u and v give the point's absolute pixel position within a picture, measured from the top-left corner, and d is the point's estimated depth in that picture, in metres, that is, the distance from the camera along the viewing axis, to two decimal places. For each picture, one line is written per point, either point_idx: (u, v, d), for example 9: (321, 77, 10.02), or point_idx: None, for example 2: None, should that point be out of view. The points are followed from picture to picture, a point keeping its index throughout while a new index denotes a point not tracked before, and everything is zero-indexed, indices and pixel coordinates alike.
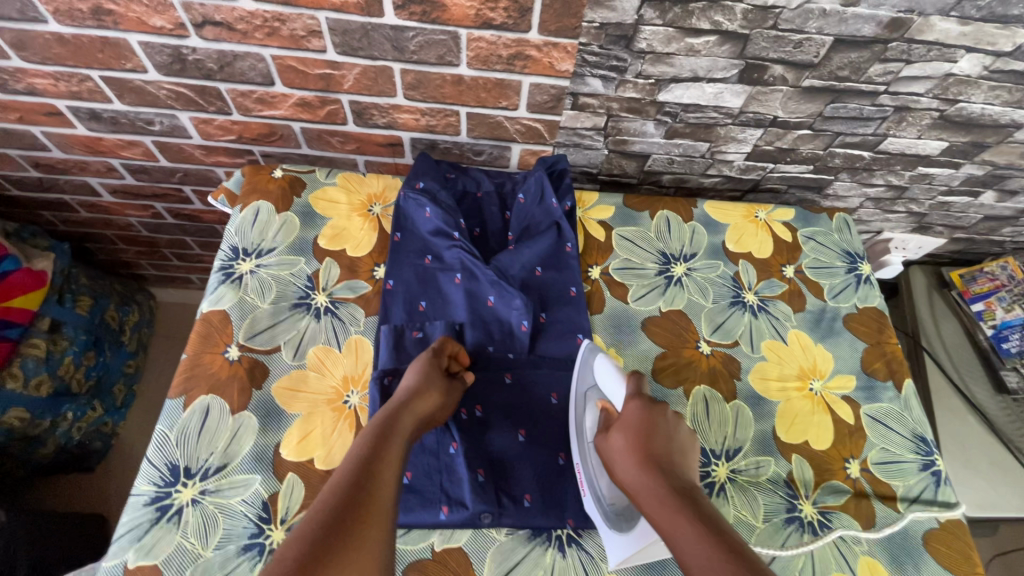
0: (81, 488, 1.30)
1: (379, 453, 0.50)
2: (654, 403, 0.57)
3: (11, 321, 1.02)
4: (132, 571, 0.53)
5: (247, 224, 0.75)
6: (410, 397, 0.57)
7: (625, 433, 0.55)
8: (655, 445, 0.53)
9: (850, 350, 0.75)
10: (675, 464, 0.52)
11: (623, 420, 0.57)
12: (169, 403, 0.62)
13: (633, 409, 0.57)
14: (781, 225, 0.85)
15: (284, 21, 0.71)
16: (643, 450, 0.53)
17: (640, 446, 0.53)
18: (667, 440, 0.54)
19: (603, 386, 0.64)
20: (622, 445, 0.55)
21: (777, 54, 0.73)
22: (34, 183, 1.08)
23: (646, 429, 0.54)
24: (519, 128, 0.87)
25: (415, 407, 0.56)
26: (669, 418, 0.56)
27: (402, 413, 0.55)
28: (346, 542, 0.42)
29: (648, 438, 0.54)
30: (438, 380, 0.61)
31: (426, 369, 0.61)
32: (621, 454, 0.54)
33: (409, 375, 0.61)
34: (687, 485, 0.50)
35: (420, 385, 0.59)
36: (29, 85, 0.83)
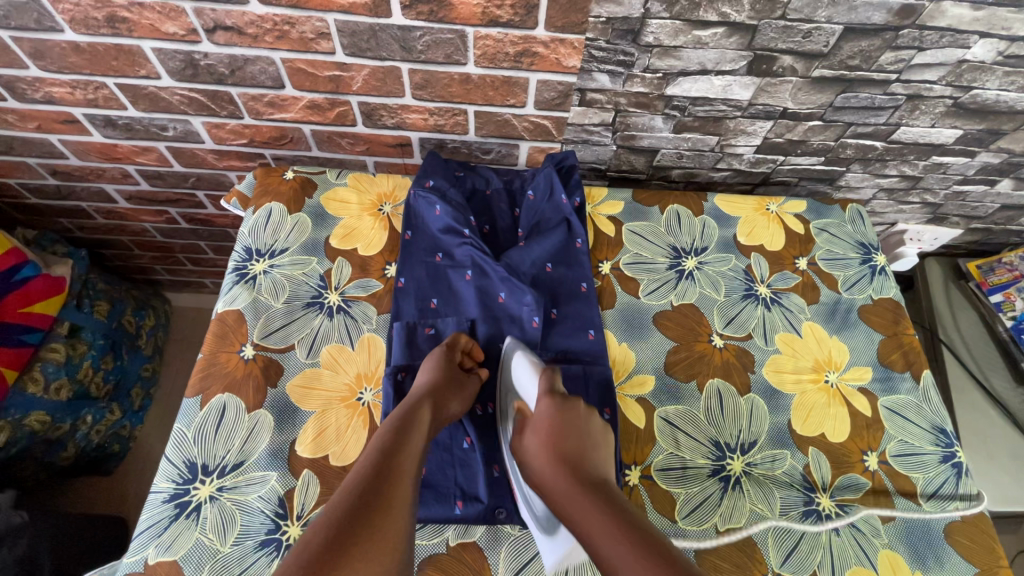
0: (101, 492, 1.32)
1: (400, 445, 0.51)
2: (567, 399, 0.56)
3: (33, 326, 1.05)
4: (154, 566, 0.54)
5: (260, 226, 0.76)
6: (429, 389, 0.58)
7: (536, 436, 0.55)
8: (569, 443, 0.53)
9: (866, 341, 0.74)
10: (585, 460, 0.52)
11: (535, 421, 0.56)
12: (186, 402, 0.63)
13: (545, 409, 0.56)
14: (793, 217, 0.84)
15: (294, 24, 0.72)
16: (558, 450, 0.53)
17: (546, 443, 0.53)
18: (579, 439, 0.54)
19: (520, 387, 0.63)
20: (534, 448, 0.54)
21: (786, 45, 0.73)
22: (52, 191, 1.10)
23: (552, 426, 0.55)
24: (527, 125, 0.87)
25: (435, 401, 0.57)
26: (581, 414, 0.56)
27: (421, 405, 0.56)
28: (368, 534, 0.42)
29: (558, 437, 0.54)
30: (456, 375, 0.62)
31: (441, 364, 0.62)
32: (536, 459, 0.54)
33: (425, 369, 0.62)
34: (593, 469, 0.51)
35: (438, 377, 0.60)
36: (47, 94, 0.85)
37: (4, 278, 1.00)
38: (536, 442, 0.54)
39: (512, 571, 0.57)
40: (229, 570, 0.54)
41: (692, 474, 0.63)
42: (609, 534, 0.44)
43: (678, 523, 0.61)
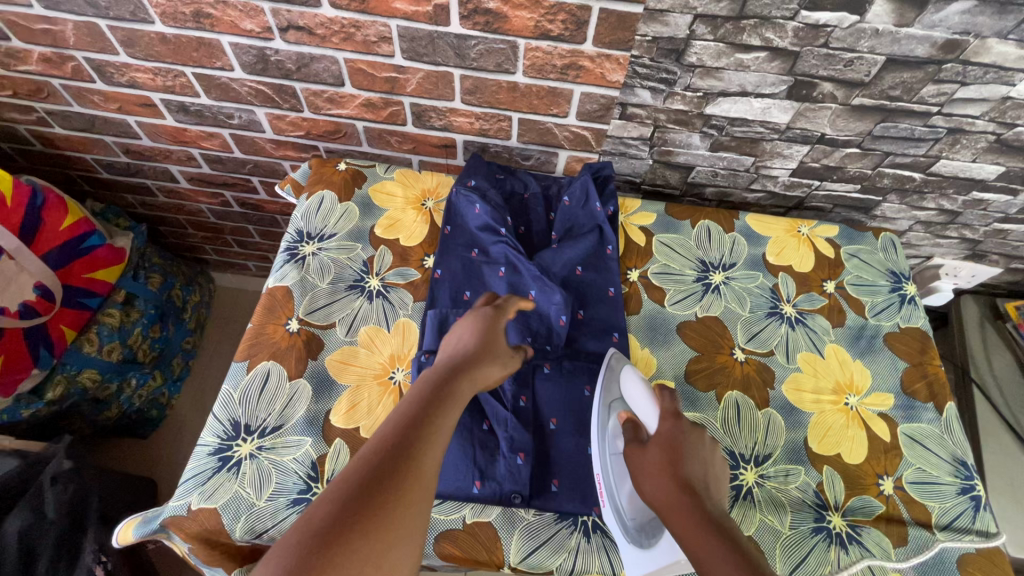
0: (136, 453, 1.40)
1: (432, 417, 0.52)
2: (688, 425, 0.61)
3: (93, 290, 1.14)
4: (195, 512, 0.59)
5: (312, 211, 0.82)
6: (459, 361, 0.60)
7: (646, 458, 0.59)
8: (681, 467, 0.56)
9: (889, 368, 0.75)
10: (703, 487, 0.55)
11: (657, 438, 0.60)
12: (234, 366, 0.68)
13: (667, 430, 0.60)
14: (824, 241, 0.85)
15: (360, 27, 0.78)
16: (678, 474, 0.56)
17: (657, 470, 0.57)
18: (695, 464, 0.57)
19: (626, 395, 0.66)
20: (643, 467, 0.58)
21: (827, 72, 0.75)
22: (122, 168, 1.19)
23: (664, 453, 0.58)
24: (567, 135, 0.91)
25: (468, 372, 0.59)
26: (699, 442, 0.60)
27: (454, 376, 0.57)
28: (389, 493, 0.45)
29: (678, 461, 0.57)
30: (494, 345, 0.63)
31: (488, 331, 0.64)
32: (654, 472, 0.57)
33: (460, 337, 0.64)
34: (704, 489, 0.55)
35: (469, 349, 0.61)
36: (131, 78, 0.93)
37: (72, 245, 1.09)
38: (656, 460, 0.58)
39: (523, 553, 0.60)
40: (262, 522, 0.59)
41: None
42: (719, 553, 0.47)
43: None
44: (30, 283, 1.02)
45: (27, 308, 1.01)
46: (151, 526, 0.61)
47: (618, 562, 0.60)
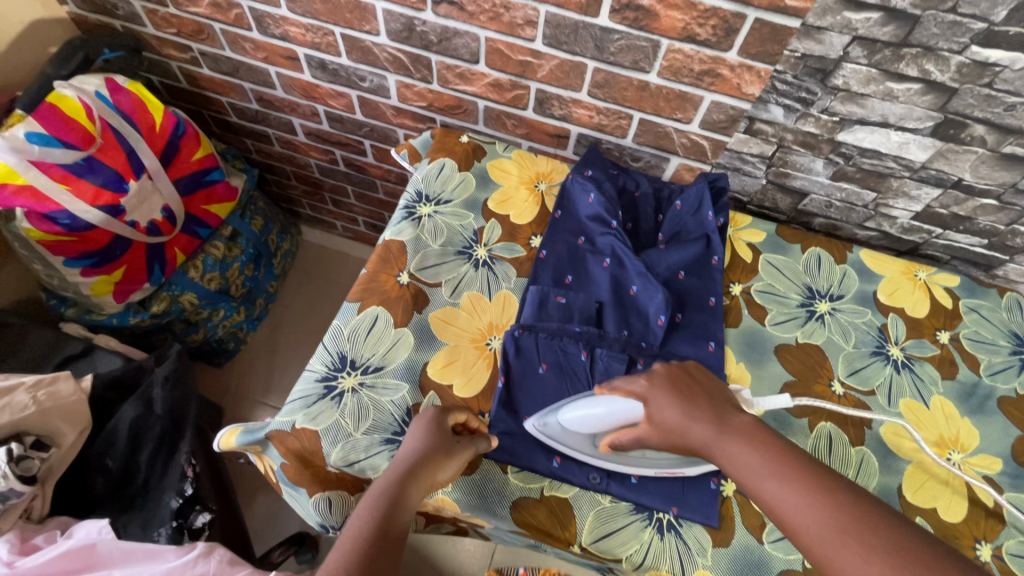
0: (210, 378, 1.50)
1: (388, 529, 0.53)
2: (726, 420, 0.56)
3: (206, 222, 1.23)
4: (298, 430, 0.63)
5: (432, 176, 0.86)
6: (416, 462, 0.57)
7: (671, 397, 0.58)
8: (708, 400, 0.58)
9: (1000, 432, 0.70)
10: (804, 474, 0.49)
11: (721, 445, 0.54)
12: (346, 305, 0.73)
13: (714, 431, 0.55)
14: (942, 289, 0.81)
15: (510, 9, 0.81)
16: (777, 469, 0.50)
17: (687, 408, 0.57)
18: (770, 452, 0.52)
19: (582, 427, 0.61)
20: (668, 409, 0.58)
21: (983, 113, 0.72)
22: (251, 114, 1.28)
23: (684, 389, 0.59)
24: (685, 142, 0.91)
25: (422, 475, 0.57)
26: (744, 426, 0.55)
27: (410, 483, 0.56)
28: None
29: (766, 456, 0.52)
30: (449, 439, 0.60)
31: (435, 426, 0.60)
32: (756, 476, 0.51)
33: (412, 437, 0.60)
34: (791, 459, 0.51)
35: (425, 451, 0.58)
36: (284, 31, 1.01)
37: (198, 177, 1.18)
38: (750, 462, 0.52)
39: (594, 535, 0.61)
40: (356, 453, 0.62)
41: None
42: (790, 484, 0.49)
43: (765, 544, 0.61)
44: (160, 204, 1.10)
45: (153, 226, 1.10)
46: (254, 436, 0.66)
47: (688, 566, 0.60)
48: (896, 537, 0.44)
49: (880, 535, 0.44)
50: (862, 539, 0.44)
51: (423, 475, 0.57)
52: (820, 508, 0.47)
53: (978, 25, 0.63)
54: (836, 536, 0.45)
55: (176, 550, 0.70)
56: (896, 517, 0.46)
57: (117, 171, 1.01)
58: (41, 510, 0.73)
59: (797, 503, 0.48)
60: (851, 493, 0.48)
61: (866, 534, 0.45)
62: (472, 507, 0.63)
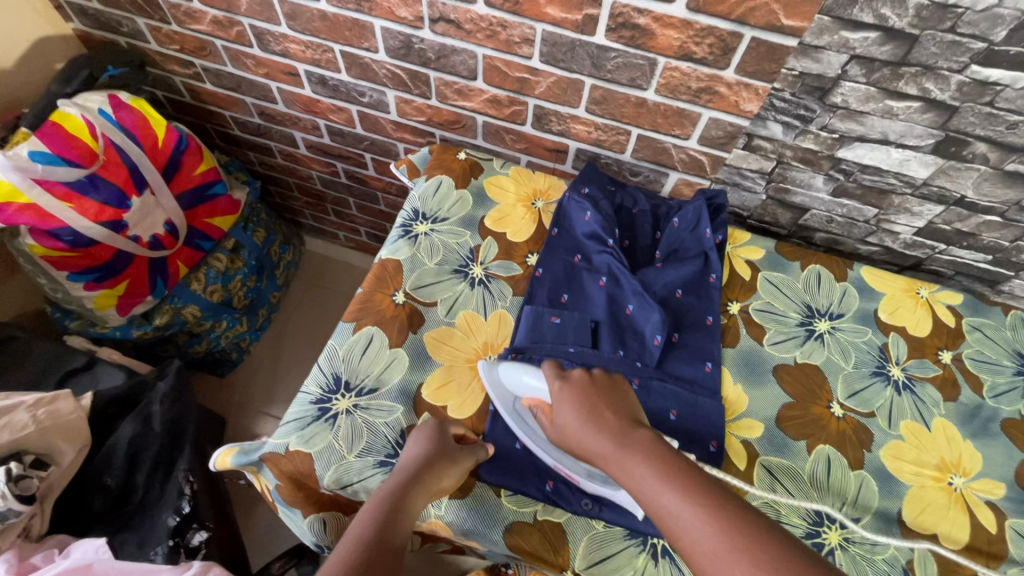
0: (213, 388, 1.50)
1: (390, 532, 0.52)
2: (628, 429, 0.55)
3: (209, 234, 1.24)
4: (292, 452, 0.63)
5: (429, 193, 0.86)
6: (420, 469, 0.58)
7: (575, 406, 0.58)
8: (612, 410, 0.57)
9: (1004, 456, 0.69)
10: (694, 488, 0.49)
11: (614, 455, 0.53)
12: (342, 325, 0.73)
13: (609, 440, 0.54)
14: (945, 307, 0.80)
15: (506, 27, 0.81)
16: (668, 478, 0.50)
17: (589, 418, 0.57)
18: (663, 463, 0.51)
19: (516, 388, 0.65)
20: (571, 417, 0.58)
21: (984, 131, 0.71)
22: (253, 128, 1.29)
23: (590, 398, 0.59)
24: (683, 157, 0.90)
25: (427, 483, 0.57)
26: (643, 438, 0.54)
27: (416, 489, 0.56)
28: None
29: (658, 467, 0.51)
30: (451, 448, 0.61)
31: (437, 437, 0.61)
32: (645, 485, 0.50)
33: (413, 445, 0.61)
34: (685, 470, 0.51)
35: (429, 459, 0.59)
36: (284, 48, 1.01)
37: (201, 190, 1.19)
38: (641, 474, 0.51)
39: (588, 561, 0.61)
40: (349, 476, 0.62)
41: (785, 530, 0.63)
42: (678, 497, 0.48)
43: None
44: (163, 218, 1.11)
45: (156, 240, 1.11)
46: (249, 457, 0.66)
47: None
48: (777, 549, 0.44)
49: (767, 548, 0.44)
50: (749, 551, 0.44)
51: (429, 483, 0.57)
52: (702, 520, 0.46)
53: (978, 44, 0.62)
54: (723, 551, 0.45)
55: (171, 570, 0.70)
56: (769, 524, 0.46)
57: (119, 187, 1.02)
58: (40, 529, 0.74)
59: (685, 517, 0.47)
60: (740, 507, 0.47)
61: (749, 542, 0.44)
62: (465, 530, 0.62)
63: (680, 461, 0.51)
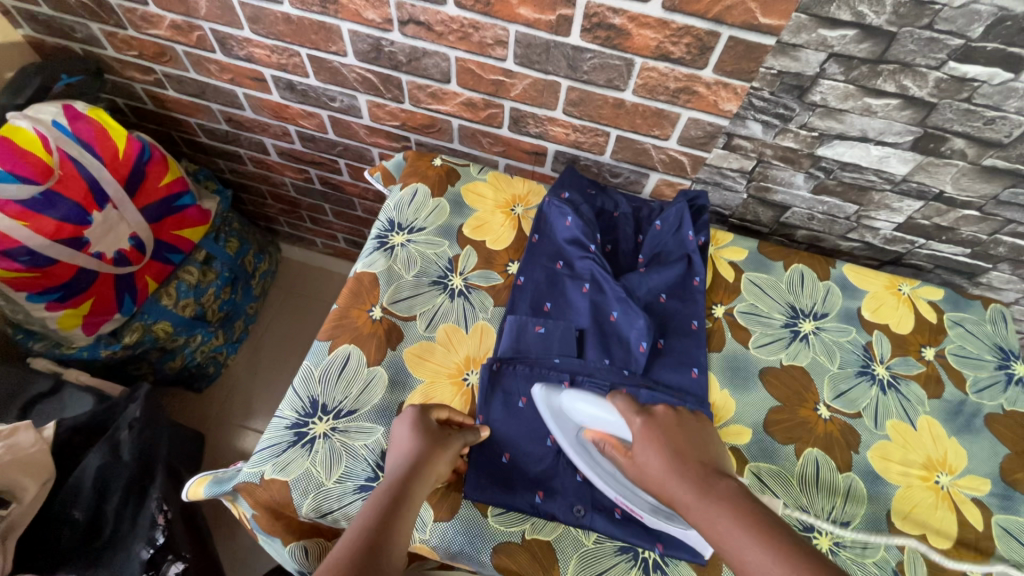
0: (189, 404, 1.46)
1: (389, 526, 0.50)
2: (712, 476, 0.54)
3: (178, 247, 1.19)
4: (267, 481, 0.61)
5: (405, 202, 0.84)
6: (414, 463, 0.56)
7: (659, 448, 0.57)
8: (695, 456, 0.56)
9: (988, 451, 0.69)
10: (782, 543, 0.48)
11: (700, 504, 0.52)
12: (317, 344, 0.70)
13: (691, 486, 0.53)
14: (926, 303, 0.80)
15: (478, 29, 0.78)
16: (760, 532, 0.49)
17: (675, 461, 0.56)
18: (750, 517, 0.50)
19: (581, 416, 0.63)
20: (654, 458, 0.57)
21: (962, 127, 0.70)
22: (221, 135, 1.24)
23: (674, 442, 0.58)
24: (663, 158, 0.89)
25: (421, 473, 0.55)
26: (726, 486, 0.53)
27: (413, 477, 0.55)
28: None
29: (750, 520, 0.50)
30: (439, 434, 0.59)
31: (424, 427, 0.59)
32: (732, 537, 0.49)
33: (401, 436, 0.59)
34: (775, 527, 0.49)
35: (419, 452, 0.57)
36: (249, 53, 0.97)
37: (167, 202, 1.14)
38: (728, 526, 0.50)
39: None
40: (329, 503, 0.60)
41: None
42: (765, 551, 0.47)
43: None
44: (127, 232, 1.07)
45: (122, 255, 1.07)
46: (221, 487, 0.63)
47: None
48: None
49: None
50: None
51: (422, 473, 0.56)
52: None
53: (955, 41, 0.62)
54: None
55: None
56: None
57: (79, 203, 0.98)
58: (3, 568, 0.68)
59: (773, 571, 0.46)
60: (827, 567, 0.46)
61: None
62: (452, 552, 0.60)
63: (769, 513, 0.50)
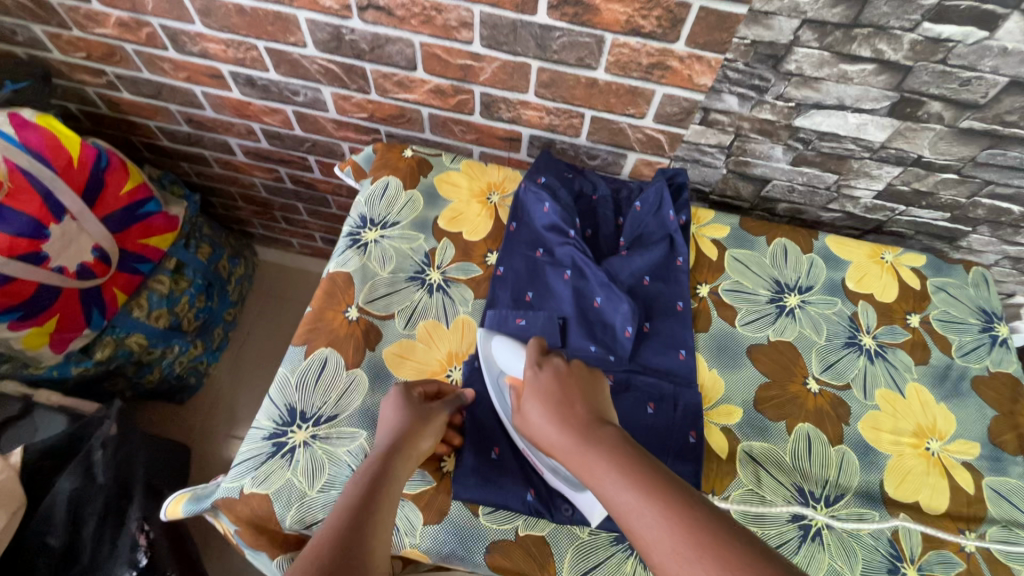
0: (171, 417, 1.42)
1: (380, 492, 0.49)
2: (596, 424, 0.52)
3: (146, 257, 1.14)
4: (247, 495, 0.58)
5: (376, 197, 0.81)
6: (400, 436, 0.55)
7: (540, 400, 0.56)
8: (579, 404, 0.55)
9: (976, 415, 0.70)
10: (657, 481, 0.45)
11: (573, 447, 0.51)
12: (292, 349, 0.68)
13: (564, 434, 0.52)
14: (909, 270, 0.80)
15: (441, 11, 0.75)
16: (627, 471, 0.47)
17: (555, 410, 0.54)
18: (610, 457, 0.48)
19: (508, 360, 0.65)
20: (536, 409, 0.56)
21: (939, 90, 0.69)
22: (183, 137, 1.19)
23: (556, 393, 0.56)
24: (640, 137, 0.87)
25: (406, 446, 0.54)
26: (602, 433, 0.51)
27: (400, 450, 0.53)
28: (355, 540, 0.43)
29: (600, 459, 0.48)
30: (423, 409, 0.58)
31: (406, 402, 0.58)
32: (601, 477, 0.47)
33: (388, 414, 0.58)
34: (653, 468, 0.47)
35: (405, 427, 0.56)
36: (203, 48, 0.93)
37: (130, 210, 1.09)
38: (599, 467, 0.48)
39: (577, 571, 0.58)
40: (314, 513, 0.58)
41: (772, 515, 0.62)
42: (630, 490, 0.45)
43: None
44: (89, 244, 1.02)
45: (85, 268, 1.02)
46: (199, 505, 0.61)
47: None
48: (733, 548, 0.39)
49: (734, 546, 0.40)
50: (713, 552, 0.40)
51: (406, 447, 0.54)
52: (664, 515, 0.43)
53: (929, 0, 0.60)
54: (686, 547, 0.41)
55: None
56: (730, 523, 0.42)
57: (33, 216, 0.93)
58: None
59: (636, 510, 0.44)
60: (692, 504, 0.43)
61: (708, 542, 0.40)
62: (444, 555, 0.59)
63: (652, 462, 0.48)
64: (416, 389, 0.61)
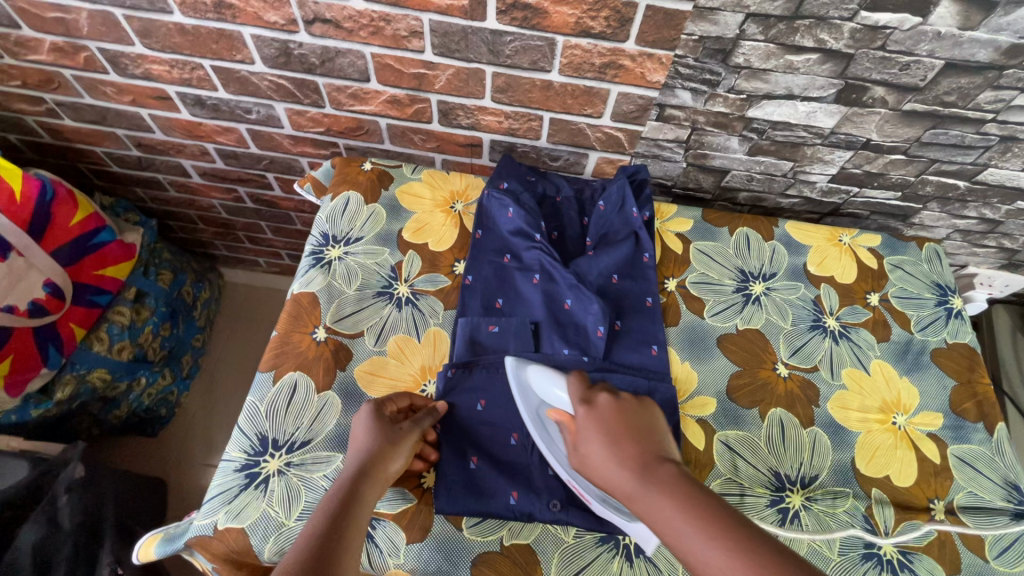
0: (142, 450, 1.37)
1: (341, 522, 0.47)
2: (660, 462, 0.48)
3: (103, 288, 1.10)
4: (221, 532, 0.56)
5: (338, 213, 0.79)
6: (367, 460, 0.53)
7: (598, 434, 0.51)
8: (634, 440, 0.51)
9: (937, 386, 0.72)
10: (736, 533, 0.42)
11: (637, 491, 0.47)
12: (260, 376, 0.66)
13: (622, 474, 0.48)
14: (866, 250, 0.82)
15: (390, 21, 0.74)
16: (703, 520, 0.43)
17: (612, 445, 0.50)
18: (682, 504, 0.44)
19: (546, 394, 0.61)
20: (593, 446, 0.51)
21: (881, 76, 0.71)
22: (133, 162, 1.15)
23: (612, 428, 0.52)
24: (599, 136, 0.87)
25: (372, 471, 0.53)
26: (665, 474, 0.47)
27: (364, 476, 0.52)
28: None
29: (669, 504, 0.45)
30: (392, 430, 0.57)
31: (376, 422, 0.57)
32: (670, 526, 0.44)
33: (356, 435, 0.56)
34: (730, 515, 0.43)
35: (371, 451, 0.54)
36: (146, 70, 0.89)
37: (82, 241, 1.05)
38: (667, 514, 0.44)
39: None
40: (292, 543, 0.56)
41: (751, 501, 0.63)
42: (713, 544, 0.41)
43: None
44: (40, 280, 0.98)
45: (37, 305, 0.98)
46: (171, 545, 0.58)
47: None
48: None
49: None
50: None
51: (373, 471, 0.53)
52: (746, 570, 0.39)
53: None
54: None
55: None
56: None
57: None
58: None
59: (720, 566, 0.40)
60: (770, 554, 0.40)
61: None
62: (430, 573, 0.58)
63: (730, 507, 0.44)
64: (385, 408, 0.60)
